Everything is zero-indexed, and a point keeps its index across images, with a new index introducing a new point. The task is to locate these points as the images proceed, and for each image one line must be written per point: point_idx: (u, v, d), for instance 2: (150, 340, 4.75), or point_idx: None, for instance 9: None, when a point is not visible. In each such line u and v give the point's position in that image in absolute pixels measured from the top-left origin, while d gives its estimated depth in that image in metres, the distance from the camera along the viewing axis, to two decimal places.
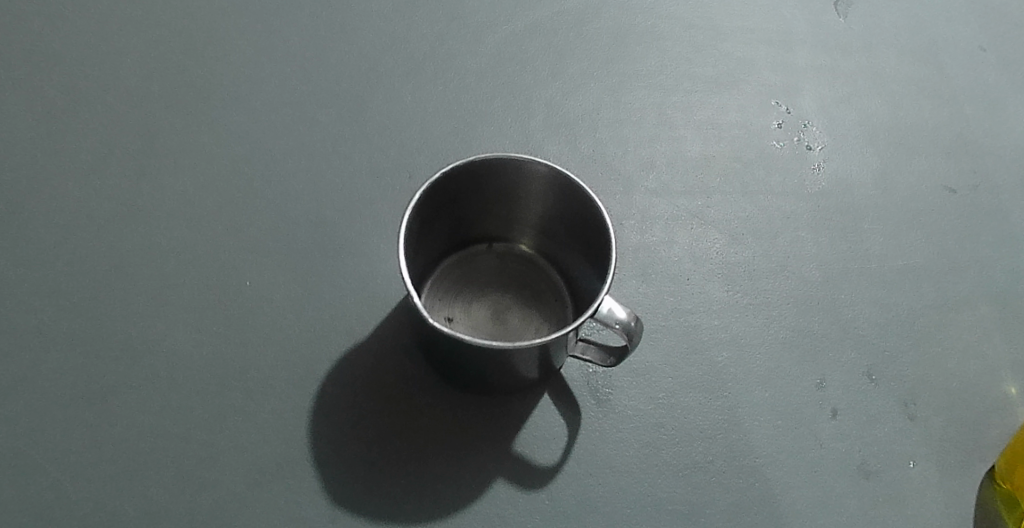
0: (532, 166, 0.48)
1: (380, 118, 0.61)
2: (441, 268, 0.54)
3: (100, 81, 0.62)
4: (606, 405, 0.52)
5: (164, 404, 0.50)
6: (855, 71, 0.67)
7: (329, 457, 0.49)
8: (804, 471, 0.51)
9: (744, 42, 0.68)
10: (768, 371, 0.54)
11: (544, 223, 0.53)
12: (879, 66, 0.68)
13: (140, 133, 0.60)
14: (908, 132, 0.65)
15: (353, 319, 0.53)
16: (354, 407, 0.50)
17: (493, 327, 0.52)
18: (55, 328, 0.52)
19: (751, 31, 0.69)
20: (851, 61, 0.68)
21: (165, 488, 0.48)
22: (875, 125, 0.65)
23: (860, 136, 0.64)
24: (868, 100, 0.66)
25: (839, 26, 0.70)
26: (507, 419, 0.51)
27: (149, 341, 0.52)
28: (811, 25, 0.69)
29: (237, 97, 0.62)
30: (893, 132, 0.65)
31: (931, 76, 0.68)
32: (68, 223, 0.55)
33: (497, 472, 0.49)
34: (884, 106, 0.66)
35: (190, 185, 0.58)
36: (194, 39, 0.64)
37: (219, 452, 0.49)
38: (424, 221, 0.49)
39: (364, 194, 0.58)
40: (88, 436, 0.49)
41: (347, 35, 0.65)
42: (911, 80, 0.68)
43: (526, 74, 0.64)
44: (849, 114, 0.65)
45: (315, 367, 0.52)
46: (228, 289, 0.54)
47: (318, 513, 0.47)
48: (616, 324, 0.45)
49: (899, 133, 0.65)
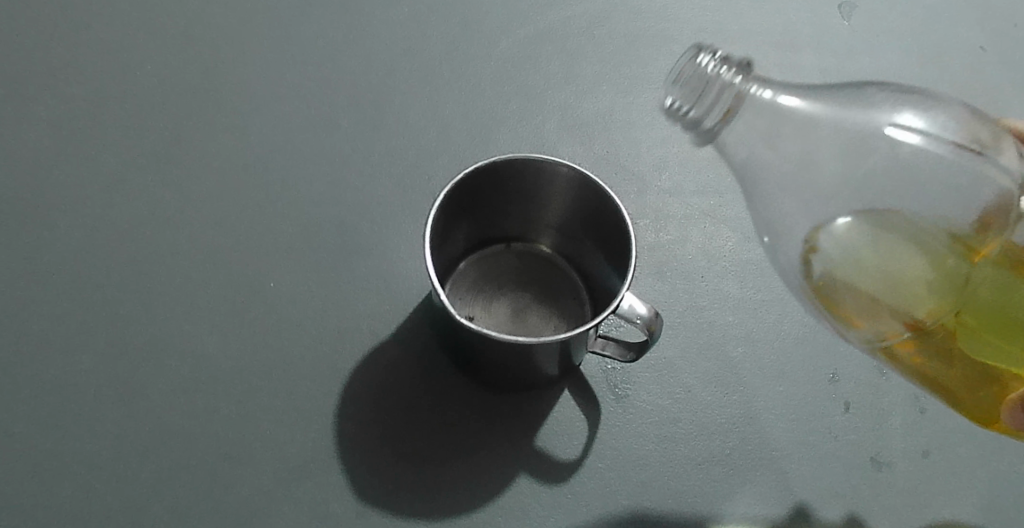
0: (554, 166, 0.49)
1: (398, 122, 0.62)
2: (461, 267, 0.56)
3: (119, 85, 0.63)
4: (624, 400, 0.53)
5: (190, 404, 0.51)
6: (729, 98, 0.43)
7: (354, 455, 0.50)
8: (818, 464, 0.53)
9: (703, 139, 0.44)
10: (782, 366, 0.55)
11: (564, 222, 0.54)
12: (732, 73, 0.43)
13: (159, 137, 0.60)
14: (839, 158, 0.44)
15: (375, 319, 0.54)
16: (377, 405, 0.51)
17: (513, 323, 0.53)
18: (80, 330, 0.52)
19: (705, 123, 0.43)
20: (727, 78, 0.43)
21: (193, 488, 0.48)
22: (777, 153, 0.44)
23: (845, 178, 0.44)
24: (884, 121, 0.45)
25: (728, 83, 0.43)
26: (528, 415, 0.52)
27: (175, 342, 0.53)
28: (700, 118, 0.43)
29: (254, 101, 0.63)
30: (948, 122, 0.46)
31: (755, 86, 0.44)
32: (86, 227, 0.56)
33: (520, 468, 0.50)
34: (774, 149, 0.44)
35: (210, 189, 0.58)
36: (212, 44, 0.65)
37: (246, 451, 0.50)
38: (447, 220, 0.50)
39: (383, 196, 0.59)
40: (116, 438, 0.49)
41: (362, 40, 0.66)
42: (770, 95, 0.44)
43: (539, 76, 0.66)
44: (761, 159, 0.45)
45: (339, 366, 0.53)
46: (252, 290, 0.55)
47: (345, 510, 0.48)
48: (639, 320, 0.47)
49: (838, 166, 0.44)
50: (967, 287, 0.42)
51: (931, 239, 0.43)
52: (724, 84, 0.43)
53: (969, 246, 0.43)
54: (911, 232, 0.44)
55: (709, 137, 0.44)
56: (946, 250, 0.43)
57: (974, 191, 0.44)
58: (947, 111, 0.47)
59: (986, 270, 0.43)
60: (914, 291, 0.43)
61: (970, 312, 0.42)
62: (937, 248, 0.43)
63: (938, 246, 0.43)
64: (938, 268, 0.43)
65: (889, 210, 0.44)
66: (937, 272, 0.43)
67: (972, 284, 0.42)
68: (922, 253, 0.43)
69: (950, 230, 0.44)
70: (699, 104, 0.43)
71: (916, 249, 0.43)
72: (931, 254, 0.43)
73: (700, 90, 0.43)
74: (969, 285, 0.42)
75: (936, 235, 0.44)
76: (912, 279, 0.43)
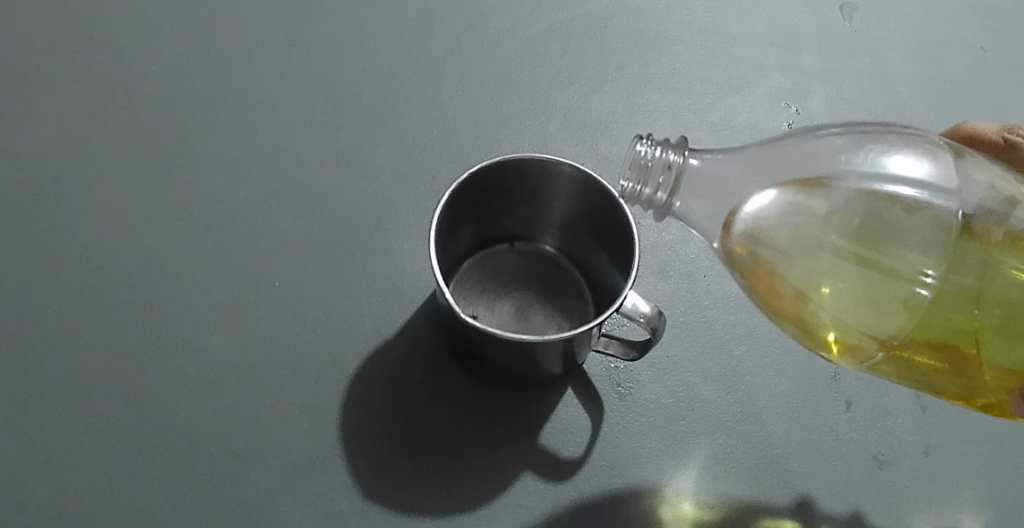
0: (559, 167, 0.49)
1: (402, 122, 0.63)
2: (465, 267, 0.56)
3: (125, 85, 0.63)
4: (627, 399, 0.53)
5: (196, 403, 0.51)
6: (672, 173, 0.44)
7: (360, 453, 0.50)
8: (821, 462, 0.53)
9: (663, 213, 0.45)
10: (784, 365, 0.56)
11: (567, 222, 0.54)
12: (672, 152, 0.44)
13: (165, 138, 0.61)
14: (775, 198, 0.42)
15: (380, 318, 0.55)
16: (383, 403, 0.52)
17: (517, 323, 0.54)
18: (86, 329, 0.53)
19: (660, 198, 0.44)
20: (669, 158, 0.44)
21: (200, 486, 0.49)
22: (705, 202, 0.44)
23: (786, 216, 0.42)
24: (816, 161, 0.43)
25: (670, 162, 0.44)
26: (530, 414, 0.52)
27: (180, 341, 0.53)
28: (653, 194, 0.44)
29: (259, 101, 0.63)
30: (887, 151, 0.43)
31: (688, 153, 0.44)
32: (92, 227, 0.56)
33: (523, 466, 0.51)
34: (706, 198, 0.44)
35: (215, 189, 0.59)
36: (217, 44, 0.66)
37: (252, 449, 0.50)
38: (452, 219, 0.50)
39: (388, 196, 0.59)
40: (121, 436, 0.50)
41: (366, 40, 0.67)
42: (702, 155, 0.45)
43: (543, 77, 0.66)
44: (696, 212, 0.44)
45: (345, 365, 0.53)
46: (258, 289, 0.55)
47: (350, 508, 0.48)
48: (641, 319, 0.47)
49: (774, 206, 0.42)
50: (945, 304, 0.40)
51: (902, 258, 0.41)
52: (667, 164, 0.44)
53: (942, 256, 0.41)
54: (883, 255, 0.41)
55: (668, 209, 0.45)
56: (919, 268, 0.41)
57: (931, 206, 0.41)
58: (882, 139, 0.43)
59: (961, 280, 0.40)
60: (889, 314, 0.41)
61: (950, 324, 0.40)
62: (909, 267, 0.41)
63: (911, 264, 0.41)
64: (911, 288, 0.41)
65: (854, 233, 0.41)
66: (910, 293, 0.41)
67: (950, 298, 0.40)
68: (894, 274, 0.41)
69: (922, 243, 0.41)
70: (649, 183, 0.44)
71: (887, 271, 0.41)
72: (904, 275, 0.41)
73: (647, 171, 0.44)
74: (947, 300, 0.40)
75: (908, 252, 0.41)
76: (886, 302, 0.41)
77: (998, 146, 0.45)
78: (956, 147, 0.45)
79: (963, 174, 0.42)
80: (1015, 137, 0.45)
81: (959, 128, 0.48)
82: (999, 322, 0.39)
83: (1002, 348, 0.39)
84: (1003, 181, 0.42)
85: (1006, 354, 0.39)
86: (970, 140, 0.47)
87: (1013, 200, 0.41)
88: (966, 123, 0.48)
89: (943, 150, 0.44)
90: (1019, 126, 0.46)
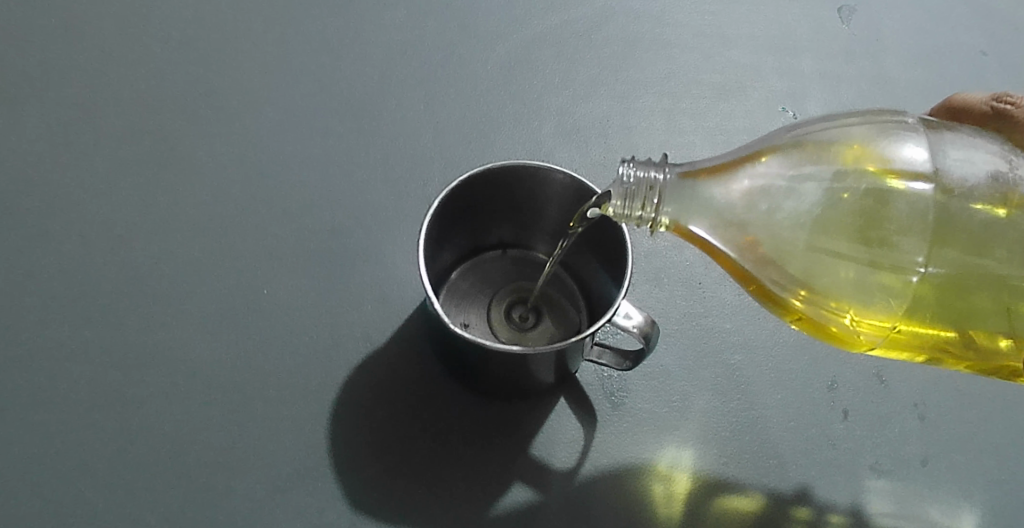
0: (553, 175, 0.48)
1: (394, 127, 0.62)
2: (457, 275, 0.56)
3: (114, 88, 0.62)
4: (621, 408, 0.53)
5: (183, 412, 0.50)
6: (656, 191, 0.41)
7: (348, 464, 0.49)
8: (817, 471, 0.52)
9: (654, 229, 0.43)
10: (781, 373, 0.55)
11: (559, 228, 0.53)
12: (653, 170, 0.42)
13: (154, 141, 0.60)
14: (767, 201, 0.40)
15: (370, 326, 0.54)
16: (372, 415, 0.51)
17: (509, 330, 0.54)
18: (72, 336, 0.52)
19: (648, 214, 0.42)
20: (651, 176, 0.41)
21: (186, 497, 0.48)
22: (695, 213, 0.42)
23: (780, 219, 0.40)
24: (803, 161, 0.41)
25: (652, 181, 0.41)
26: (523, 422, 0.52)
27: (168, 348, 0.52)
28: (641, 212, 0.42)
29: (250, 105, 0.62)
30: (869, 142, 0.41)
31: (669, 169, 0.42)
32: (80, 233, 0.56)
33: (516, 476, 0.50)
34: (679, 205, 0.42)
35: (204, 193, 0.58)
36: (207, 47, 0.65)
37: (239, 459, 0.49)
38: (442, 228, 0.50)
39: (380, 202, 0.59)
40: (107, 445, 0.49)
41: (358, 44, 0.66)
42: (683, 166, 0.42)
43: (537, 81, 0.65)
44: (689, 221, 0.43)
45: (334, 374, 0.52)
46: (247, 296, 0.54)
47: (338, 519, 0.48)
48: (634, 327, 0.46)
49: (767, 210, 0.40)
50: (940, 299, 0.40)
51: (892, 253, 0.40)
52: (650, 183, 0.41)
53: (933, 241, 0.40)
54: (880, 259, 0.40)
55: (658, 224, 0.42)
56: (914, 269, 0.40)
57: (915, 193, 0.40)
58: (865, 133, 0.42)
59: (953, 265, 0.40)
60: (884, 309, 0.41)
61: (944, 305, 0.40)
62: (899, 257, 0.40)
63: (901, 256, 0.40)
64: (902, 280, 0.40)
65: (850, 236, 0.40)
66: (902, 283, 0.40)
67: (944, 291, 0.40)
68: (887, 273, 0.40)
69: (911, 232, 0.40)
70: (636, 203, 0.42)
71: (876, 266, 0.40)
72: (895, 267, 0.40)
73: (632, 190, 0.41)
74: (940, 284, 0.40)
75: (902, 250, 0.40)
76: (878, 295, 0.40)
77: (986, 115, 0.45)
78: (934, 123, 0.43)
79: (938, 154, 0.41)
80: (1003, 105, 0.45)
81: (948, 102, 0.48)
82: (989, 296, 0.40)
83: (996, 317, 0.40)
84: (983, 156, 0.41)
85: (1000, 321, 0.40)
86: (960, 113, 0.47)
87: (997, 174, 0.40)
88: (956, 97, 0.47)
89: (920, 130, 0.42)
90: (1008, 93, 0.45)
